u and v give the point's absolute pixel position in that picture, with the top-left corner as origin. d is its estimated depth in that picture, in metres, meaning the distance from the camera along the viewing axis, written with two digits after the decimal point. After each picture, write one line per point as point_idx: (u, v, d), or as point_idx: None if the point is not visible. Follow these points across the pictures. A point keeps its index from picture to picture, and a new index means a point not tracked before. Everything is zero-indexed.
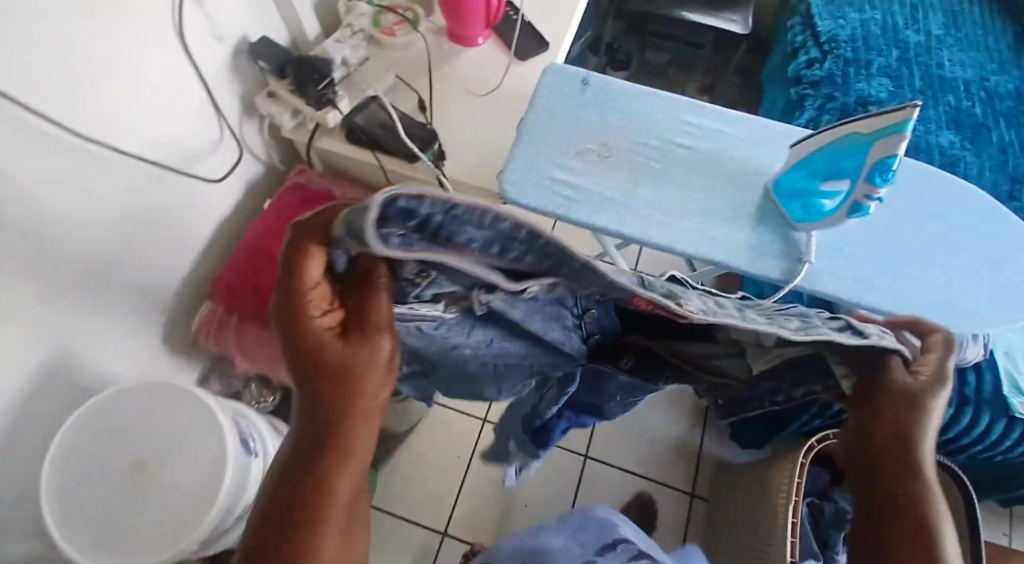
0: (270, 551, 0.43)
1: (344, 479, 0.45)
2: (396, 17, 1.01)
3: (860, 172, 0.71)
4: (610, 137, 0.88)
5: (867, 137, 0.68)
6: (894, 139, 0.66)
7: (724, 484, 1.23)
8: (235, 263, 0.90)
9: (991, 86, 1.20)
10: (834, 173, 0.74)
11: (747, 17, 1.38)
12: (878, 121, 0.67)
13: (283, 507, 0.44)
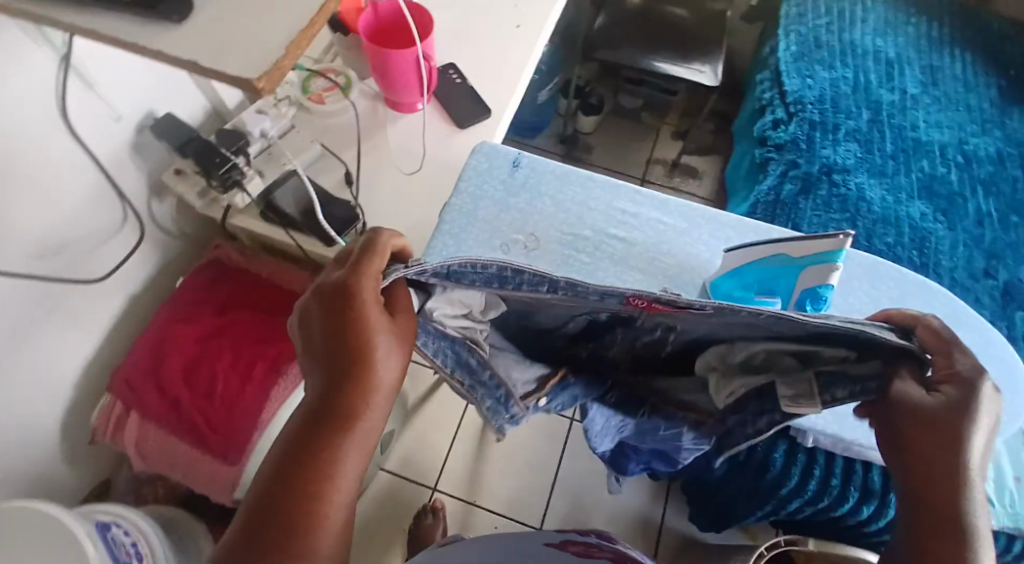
0: (277, 518, 0.45)
1: (349, 462, 0.48)
2: (326, 83, 0.96)
3: (791, 295, 0.68)
4: (536, 226, 0.82)
5: (796, 261, 0.66)
6: (826, 268, 0.64)
7: None
8: (139, 362, 0.86)
9: (970, 149, 1.20)
10: (767, 287, 0.70)
11: (717, 68, 1.33)
12: (804, 247, 0.66)
13: (292, 478, 0.46)
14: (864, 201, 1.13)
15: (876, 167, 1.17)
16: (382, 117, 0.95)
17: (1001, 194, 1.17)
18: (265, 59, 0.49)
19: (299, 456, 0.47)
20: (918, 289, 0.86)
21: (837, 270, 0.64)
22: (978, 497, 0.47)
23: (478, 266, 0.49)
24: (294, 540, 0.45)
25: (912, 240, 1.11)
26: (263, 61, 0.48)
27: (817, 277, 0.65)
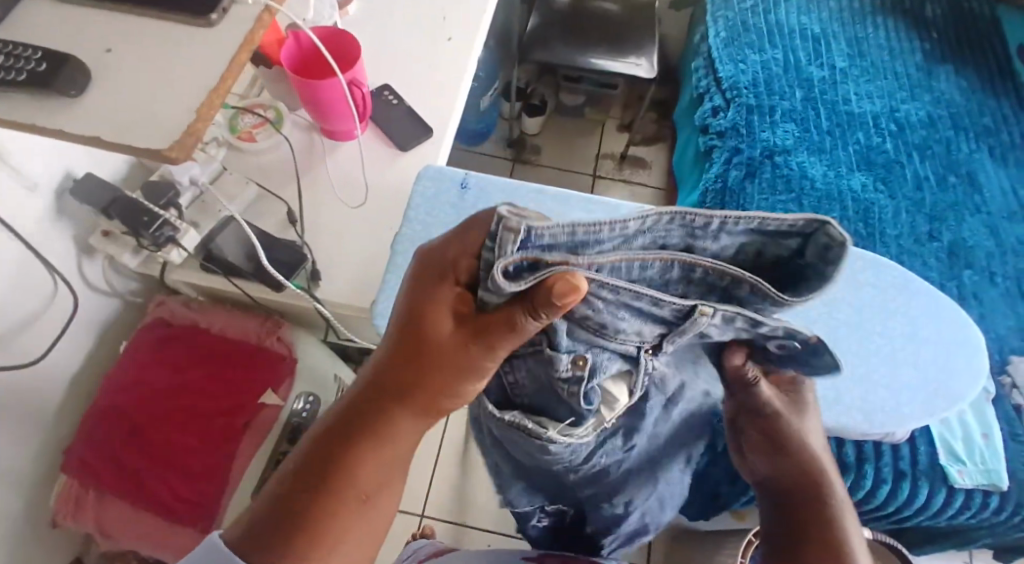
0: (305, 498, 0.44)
1: (368, 470, 0.45)
2: (255, 119, 0.92)
3: None
4: None
5: None
6: None
7: (684, 550, 1.16)
8: (90, 437, 0.81)
9: (902, 116, 1.23)
10: None
11: (651, 59, 1.36)
12: None
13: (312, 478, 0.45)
14: (808, 180, 1.14)
15: (815, 144, 1.19)
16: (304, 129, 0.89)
17: (936, 157, 1.20)
18: (178, 127, 0.46)
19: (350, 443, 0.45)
20: (869, 262, 0.87)
21: None
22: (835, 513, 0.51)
23: (636, 269, 0.42)
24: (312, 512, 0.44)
25: (857, 213, 1.13)
26: (172, 128, 0.46)
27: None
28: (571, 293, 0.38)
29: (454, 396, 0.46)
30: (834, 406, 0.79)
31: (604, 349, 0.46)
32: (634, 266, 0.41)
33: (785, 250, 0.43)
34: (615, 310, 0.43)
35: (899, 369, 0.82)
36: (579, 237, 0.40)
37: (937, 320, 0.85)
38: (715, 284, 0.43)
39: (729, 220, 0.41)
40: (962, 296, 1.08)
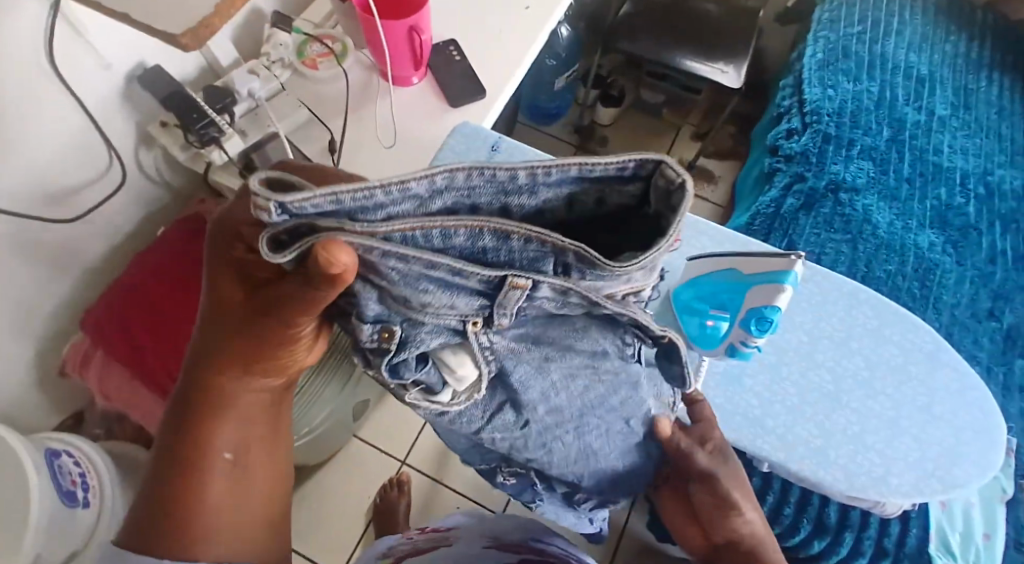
0: (167, 483, 0.46)
1: (220, 437, 0.46)
2: (322, 49, 0.96)
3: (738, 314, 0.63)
4: None
5: (746, 279, 0.62)
6: (773, 287, 0.59)
7: None
8: (110, 302, 0.88)
9: (994, 181, 1.14)
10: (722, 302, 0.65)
11: (739, 69, 1.32)
12: (759, 264, 0.61)
13: (165, 451, 0.46)
14: (870, 225, 1.08)
15: (888, 190, 1.12)
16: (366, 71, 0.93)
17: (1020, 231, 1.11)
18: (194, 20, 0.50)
19: (182, 405, 0.47)
20: (896, 319, 0.81)
21: (785, 292, 0.59)
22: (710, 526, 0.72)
23: (438, 238, 0.36)
24: (174, 486, 0.46)
25: (915, 271, 1.06)
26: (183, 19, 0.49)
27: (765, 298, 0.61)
28: (333, 264, 0.34)
29: (270, 353, 0.45)
30: (817, 457, 0.74)
31: (423, 322, 0.40)
32: (433, 234, 0.36)
33: (627, 196, 0.39)
34: (415, 279, 0.37)
35: (900, 435, 0.76)
36: (348, 198, 0.33)
37: (955, 396, 0.79)
38: (540, 254, 0.37)
39: (540, 169, 0.36)
40: (1005, 386, 1.00)
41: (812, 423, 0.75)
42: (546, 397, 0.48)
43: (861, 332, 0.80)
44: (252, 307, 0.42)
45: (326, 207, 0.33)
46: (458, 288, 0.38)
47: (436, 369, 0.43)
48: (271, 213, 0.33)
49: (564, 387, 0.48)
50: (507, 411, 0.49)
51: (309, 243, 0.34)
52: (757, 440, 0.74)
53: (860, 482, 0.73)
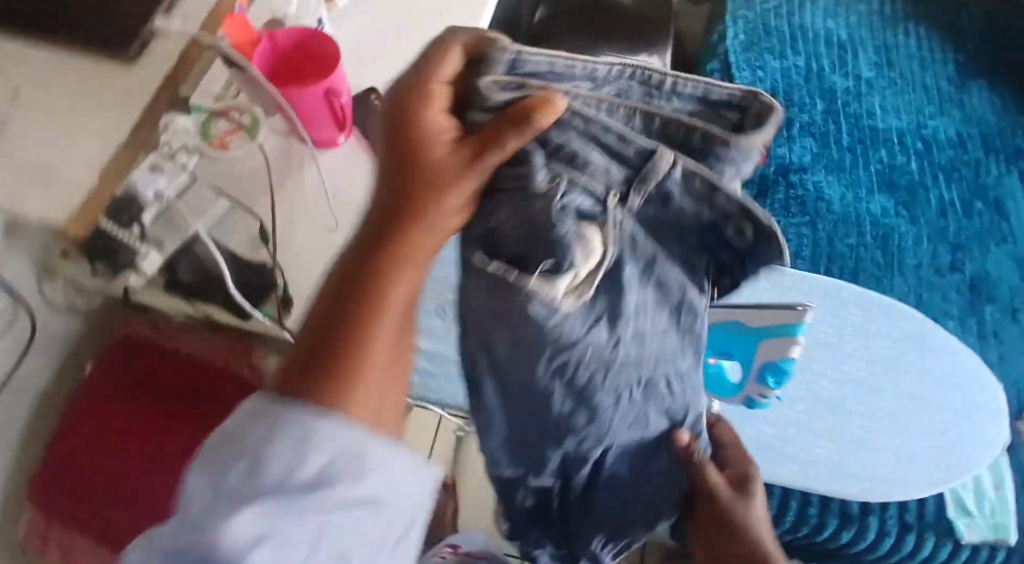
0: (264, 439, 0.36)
1: (377, 352, 0.37)
2: (229, 125, 0.82)
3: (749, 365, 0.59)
4: None
5: (753, 331, 0.57)
6: (787, 340, 0.55)
7: None
8: (52, 467, 0.79)
9: (929, 134, 1.16)
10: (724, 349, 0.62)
11: (664, 56, 1.29)
12: (766, 315, 0.56)
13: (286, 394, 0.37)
14: (824, 202, 1.07)
15: (833, 162, 1.11)
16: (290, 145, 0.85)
17: (963, 180, 1.13)
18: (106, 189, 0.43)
19: (333, 324, 0.37)
20: (882, 312, 0.79)
21: (799, 343, 0.55)
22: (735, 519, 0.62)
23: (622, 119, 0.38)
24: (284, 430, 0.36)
25: (874, 240, 1.06)
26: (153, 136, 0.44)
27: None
28: (552, 107, 0.34)
29: (451, 211, 0.37)
30: (836, 473, 0.72)
31: (578, 180, 0.38)
32: (611, 108, 0.37)
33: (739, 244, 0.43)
34: (586, 138, 0.37)
35: (905, 428, 0.75)
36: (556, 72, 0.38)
37: (954, 376, 0.78)
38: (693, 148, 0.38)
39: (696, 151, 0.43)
40: (981, 335, 1.01)
41: (823, 437, 0.73)
42: (615, 345, 0.47)
43: (850, 331, 0.78)
44: (451, 166, 0.36)
45: (543, 71, 0.37)
46: (630, 160, 0.37)
47: (573, 237, 0.39)
48: (507, 62, 0.37)
49: (649, 313, 0.46)
50: (598, 328, 0.45)
51: (534, 92, 0.35)
52: (778, 470, 0.72)
53: (875, 485, 0.73)
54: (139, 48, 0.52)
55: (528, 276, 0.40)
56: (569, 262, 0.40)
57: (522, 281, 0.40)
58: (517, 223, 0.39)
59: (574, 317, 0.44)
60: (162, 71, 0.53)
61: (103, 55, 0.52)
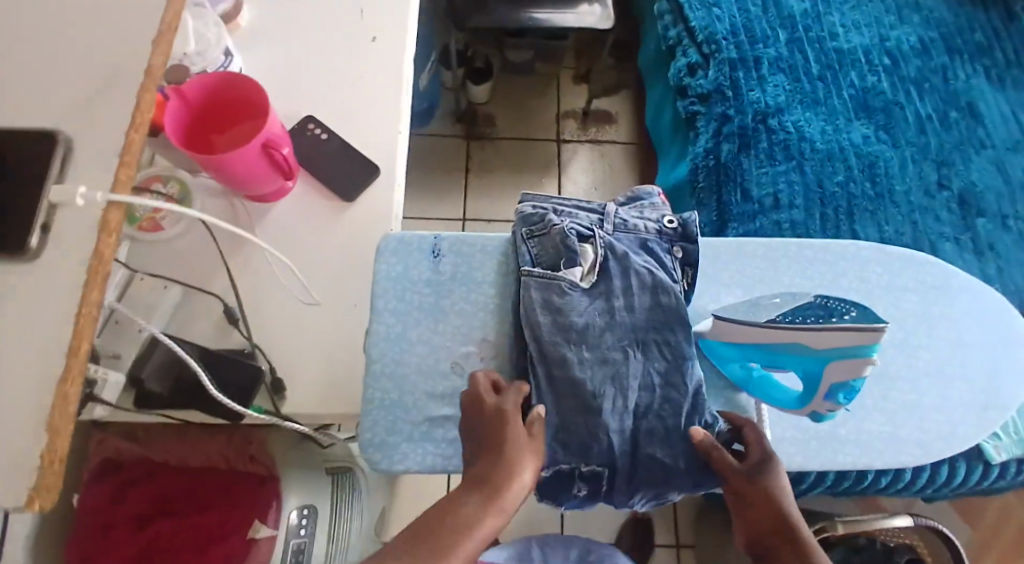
0: None
1: None
2: (157, 199, 0.73)
3: (814, 383, 0.61)
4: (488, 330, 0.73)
5: (818, 353, 0.60)
6: (855, 361, 0.59)
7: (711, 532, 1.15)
8: None
9: (893, 46, 1.12)
10: (777, 363, 0.63)
11: (605, 5, 1.20)
12: (831, 338, 0.59)
13: None
14: (806, 141, 1.03)
15: (808, 96, 1.06)
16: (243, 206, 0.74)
17: (935, 90, 1.09)
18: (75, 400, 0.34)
19: None
20: (902, 265, 0.77)
21: (868, 363, 0.59)
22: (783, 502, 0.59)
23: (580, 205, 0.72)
24: None
25: (862, 171, 1.02)
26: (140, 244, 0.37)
27: (844, 371, 0.60)
28: None
29: None
30: (893, 443, 0.71)
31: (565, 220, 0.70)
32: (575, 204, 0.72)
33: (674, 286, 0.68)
34: (565, 213, 0.71)
35: (945, 380, 0.75)
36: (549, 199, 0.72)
37: (977, 316, 0.78)
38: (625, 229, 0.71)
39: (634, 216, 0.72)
40: (978, 250, 1.00)
41: (871, 409, 0.72)
42: (610, 332, 0.66)
43: (876, 293, 0.75)
44: None
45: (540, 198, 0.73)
46: (594, 219, 0.71)
47: (568, 263, 0.68)
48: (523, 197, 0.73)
49: (627, 321, 0.67)
50: (589, 300, 0.67)
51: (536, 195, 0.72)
52: (838, 456, 0.69)
53: (929, 444, 0.72)
54: (41, 233, 0.38)
55: (563, 280, 0.67)
56: (578, 265, 0.68)
57: (560, 284, 0.67)
58: (544, 256, 0.69)
59: (572, 296, 0.67)
60: (79, 253, 0.38)
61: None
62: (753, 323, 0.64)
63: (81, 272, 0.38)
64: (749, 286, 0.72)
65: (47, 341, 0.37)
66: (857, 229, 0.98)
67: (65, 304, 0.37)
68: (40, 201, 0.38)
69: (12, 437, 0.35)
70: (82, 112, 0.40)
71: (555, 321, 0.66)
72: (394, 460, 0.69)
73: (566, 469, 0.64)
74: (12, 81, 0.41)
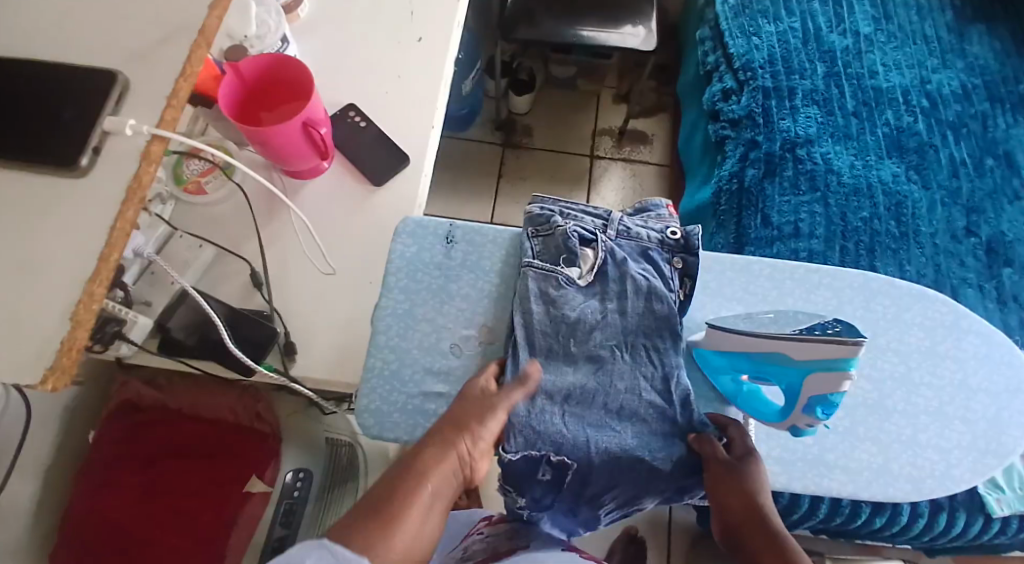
0: None
1: None
2: (203, 165, 0.78)
3: (796, 396, 0.63)
4: (491, 318, 0.76)
5: (800, 365, 0.61)
6: (835, 375, 0.60)
7: None
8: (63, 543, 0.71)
9: (933, 89, 1.12)
10: (763, 374, 0.65)
11: (650, 28, 1.23)
12: (814, 352, 0.60)
13: None
14: (834, 173, 1.03)
15: (840, 130, 1.07)
16: (277, 177, 0.79)
17: (973, 136, 1.09)
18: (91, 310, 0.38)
19: None
20: (915, 301, 0.76)
21: (849, 379, 0.60)
22: (768, 503, 0.62)
23: (586, 207, 0.74)
24: None
25: (888, 209, 1.02)
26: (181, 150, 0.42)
27: (823, 385, 0.61)
28: None
29: None
30: (882, 475, 0.70)
31: (569, 222, 0.72)
32: (581, 207, 0.73)
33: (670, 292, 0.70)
34: (570, 215, 0.73)
35: (947, 420, 0.74)
36: (557, 200, 0.74)
37: (987, 358, 0.77)
38: (628, 236, 0.72)
39: (641, 222, 0.74)
40: (1000, 300, 0.98)
41: (866, 440, 0.72)
42: (598, 332, 0.69)
43: (882, 324, 0.75)
44: None
45: (546, 200, 0.75)
46: (597, 224, 0.73)
47: (568, 264, 0.71)
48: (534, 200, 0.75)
49: (619, 324, 0.69)
50: (584, 298, 0.70)
51: (544, 198, 0.75)
52: (824, 480, 0.69)
53: (920, 481, 0.71)
54: (91, 154, 0.43)
55: (559, 275, 0.70)
56: (577, 266, 0.71)
57: (557, 278, 0.70)
58: (546, 253, 0.71)
59: (567, 291, 0.70)
60: (122, 175, 0.43)
61: (45, 168, 0.42)
62: (741, 330, 0.66)
63: (117, 197, 0.42)
64: (751, 303, 0.74)
65: (80, 249, 0.41)
66: (876, 266, 0.98)
67: (101, 217, 0.42)
68: (95, 127, 0.43)
69: (38, 336, 0.40)
70: (141, 59, 0.46)
71: (547, 312, 0.69)
72: (389, 432, 0.72)
73: (536, 455, 0.65)
74: (84, 29, 0.46)
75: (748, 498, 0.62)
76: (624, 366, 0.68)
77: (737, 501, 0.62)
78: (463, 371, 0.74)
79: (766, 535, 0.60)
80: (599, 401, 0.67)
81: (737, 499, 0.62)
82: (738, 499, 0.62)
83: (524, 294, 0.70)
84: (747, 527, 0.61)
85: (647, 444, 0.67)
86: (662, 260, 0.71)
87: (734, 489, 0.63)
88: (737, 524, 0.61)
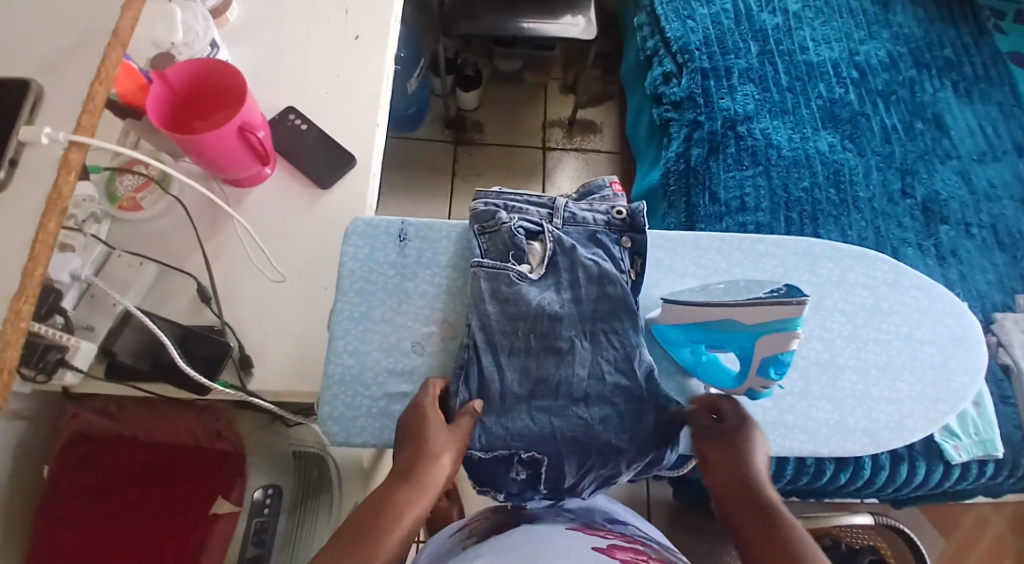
0: None
1: None
2: (137, 180, 0.76)
3: (750, 360, 0.65)
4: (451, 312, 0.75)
5: (751, 329, 0.63)
6: (784, 336, 0.62)
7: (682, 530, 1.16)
8: None
9: (862, 60, 1.16)
10: (717, 343, 0.67)
11: (589, 17, 1.24)
12: (763, 315, 0.62)
13: None
14: (774, 147, 1.06)
15: (777, 105, 1.10)
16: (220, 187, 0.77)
17: (902, 102, 1.13)
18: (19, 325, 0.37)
19: None
20: (857, 262, 0.79)
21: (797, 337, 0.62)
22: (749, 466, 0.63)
23: (531, 198, 0.74)
24: None
25: (827, 177, 1.05)
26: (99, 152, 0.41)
27: (773, 345, 0.63)
28: None
29: None
30: (840, 432, 0.72)
31: (515, 215, 0.72)
32: (527, 199, 0.73)
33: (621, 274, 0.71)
34: (515, 210, 0.72)
35: (897, 374, 0.76)
36: (500, 193, 0.74)
37: (930, 312, 0.80)
38: (576, 222, 0.73)
39: (587, 207, 0.74)
40: (939, 255, 1.02)
41: (822, 399, 0.74)
42: (555, 320, 0.69)
43: (828, 287, 0.78)
44: None
45: (489, 194, 0.74)
46: (544, 215, 0.73)
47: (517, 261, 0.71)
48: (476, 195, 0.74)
49: (575, 310, 0.69)
50: (540, 290, 0.70)
51: (486, 192, 0.74)
52: (785, 441, 0.71)
53: (875, 434, 0.73)
54: (8, 168, 0.41)
55: (510, 272, 0.70)
56: (526, 263, 0.71)
57: (508, 275, 0.70)
58: (495, 251, 0.71)
59: (521, 286, 0.70)
60: (40, 187, 0.42)
61: None
62: (693, 301, 0.67)
63: (37, 210, 0.41)
64: (703, 277, 0.75)
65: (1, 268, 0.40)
66: (820, 233, 1.01)
67: (21, 233, 0.41)
68: (8, 139, 0.42)
69: None
70: (56, 68, 0.45)
71: (504, 308, 0.69)
72: (355, 434, 0.72)
73: (507, 454, 0.67)
74: None
75: (729, 463, 0.63)
76: (583, 350, 0.69)
77: (719, 468, 0.63)
78: (426, 367, 0.74)
79: (747, 497, 0.60)
80: (561, 387, 0.68)
81: (719, 465, 0.63)
82: (719, 465, 0.63)
83: (478, 294, 0.69)
84: (731, 494, 0.62)
85: (613, 424, 0.67)
86: (610, 244, 0.72)
87: (715, 455, 0.64)
88: (724, 491, 0.62)
